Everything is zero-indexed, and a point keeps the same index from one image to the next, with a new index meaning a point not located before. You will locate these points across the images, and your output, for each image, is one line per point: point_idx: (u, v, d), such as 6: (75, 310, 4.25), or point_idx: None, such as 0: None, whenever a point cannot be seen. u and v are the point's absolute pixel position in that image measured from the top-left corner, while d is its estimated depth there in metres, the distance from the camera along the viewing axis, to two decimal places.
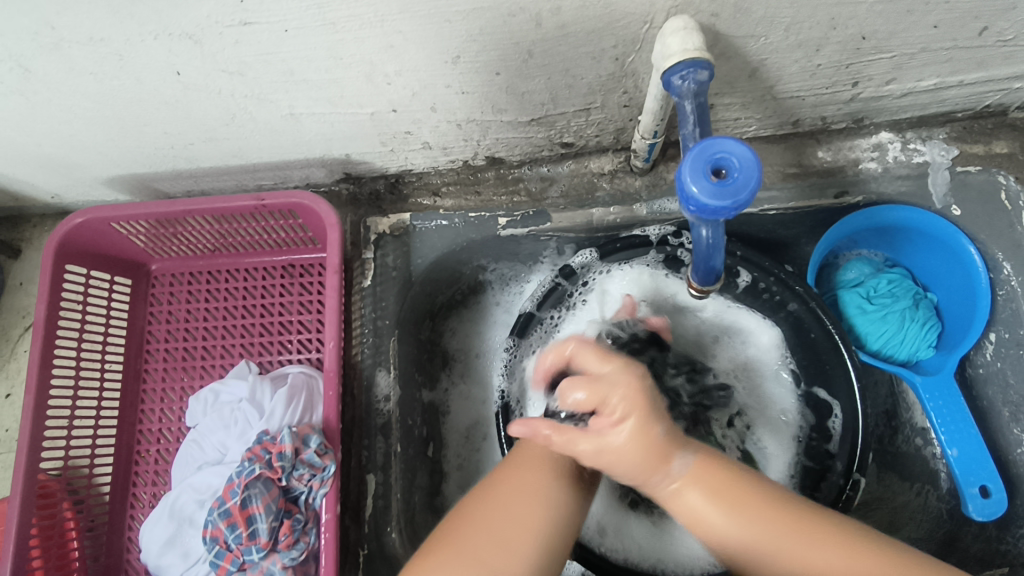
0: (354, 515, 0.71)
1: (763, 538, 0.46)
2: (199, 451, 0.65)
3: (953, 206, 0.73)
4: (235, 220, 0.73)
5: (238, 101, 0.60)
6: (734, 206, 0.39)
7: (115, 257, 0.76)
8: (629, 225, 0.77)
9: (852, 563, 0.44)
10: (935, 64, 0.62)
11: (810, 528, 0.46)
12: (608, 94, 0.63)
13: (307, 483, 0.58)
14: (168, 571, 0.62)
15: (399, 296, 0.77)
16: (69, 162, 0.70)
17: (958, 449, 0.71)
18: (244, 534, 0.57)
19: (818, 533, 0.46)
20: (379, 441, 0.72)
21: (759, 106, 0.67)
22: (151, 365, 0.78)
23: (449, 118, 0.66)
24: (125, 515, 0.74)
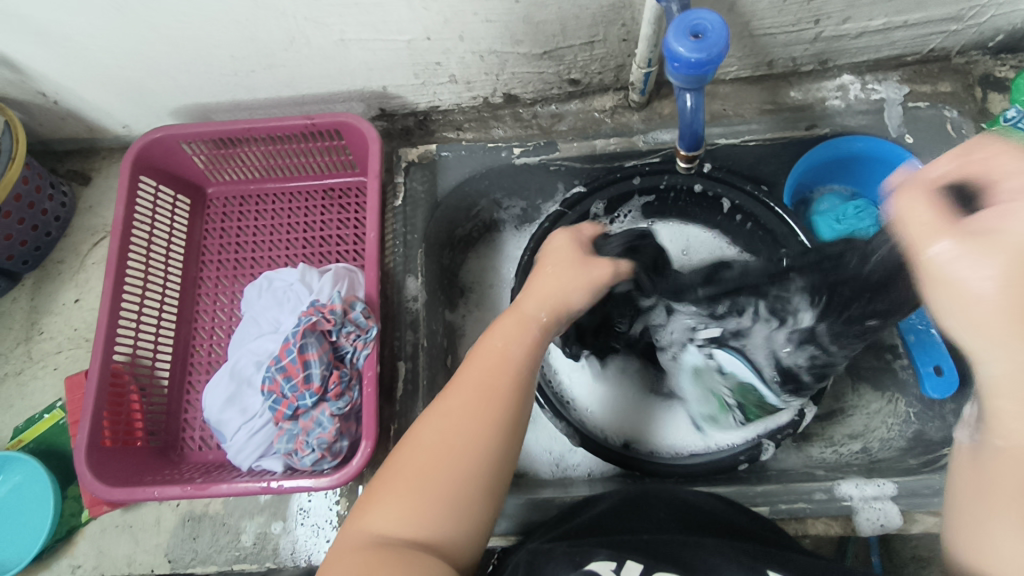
0: (386, 395, 0.80)
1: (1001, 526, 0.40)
2: (257, 326, 0.74)
3: (906, 135, 0.84)
4: (288, 143, 0.84)
5: (300, 23, 0.72)
6: (709, 59, 0.50)
7: (179, 176, 0.87)
8: (628, 156, 0.88)
9: None
10: (882, 2, 0.74)
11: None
12: (609, 26, 0.75)
13: (353, 341, 0.68)
14: (227, 425, 0.71)
15: (426, 215, 0.88)
16: (146, 88, 0.82)
17: (915, 335, 0.80)
18: (299, 381, 0.67)
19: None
20: (409, 333, 0.82)
21: (737, 43, 0.79)
22: (206, 274, 0.88)
23: (474, 48, 0.77)
24: (181, 400, 0.83)
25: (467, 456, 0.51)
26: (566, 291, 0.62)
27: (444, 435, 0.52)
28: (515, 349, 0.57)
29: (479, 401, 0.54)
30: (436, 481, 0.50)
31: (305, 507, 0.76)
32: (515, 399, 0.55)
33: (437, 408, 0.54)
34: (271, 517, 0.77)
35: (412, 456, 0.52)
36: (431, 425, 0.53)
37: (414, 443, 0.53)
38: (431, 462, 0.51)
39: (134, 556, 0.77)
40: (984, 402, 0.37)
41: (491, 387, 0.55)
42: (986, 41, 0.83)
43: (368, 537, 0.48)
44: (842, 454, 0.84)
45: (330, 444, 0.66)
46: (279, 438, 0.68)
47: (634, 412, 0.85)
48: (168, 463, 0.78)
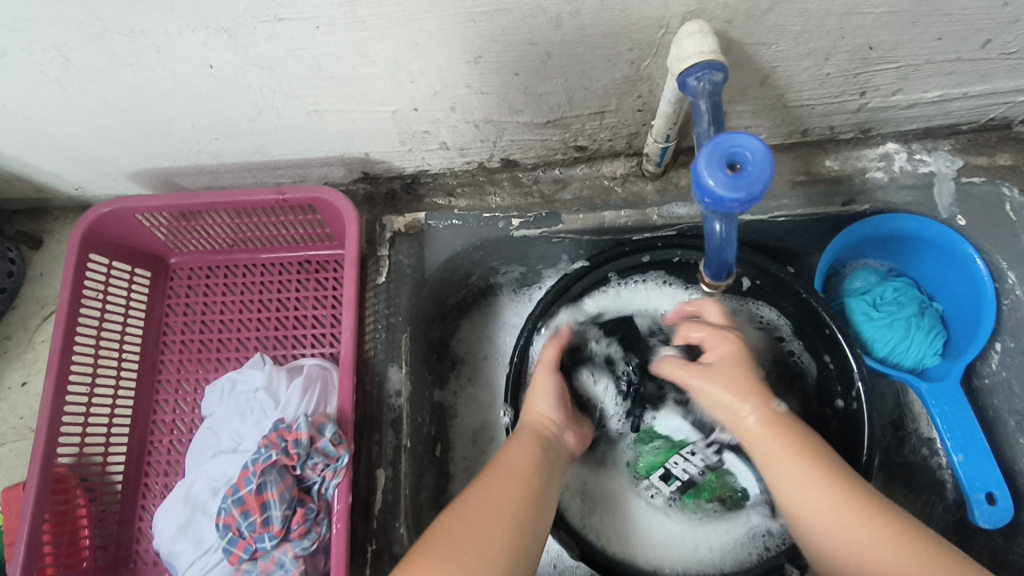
0: (362, 512, 0.71)
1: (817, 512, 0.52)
2: (215, 440, 0.66)
3: (958, 216, 0.74)
4: (256, 215, 0.75)
5: (266, 96, 0.62)
6: (749, 198, 0.40)
7: (136, 248, 0.78)
8: (639, 229, 0.79)
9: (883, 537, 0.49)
10: (942, 75, 0.63)
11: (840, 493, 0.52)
12: (623, 97, 0.65)
13: (321, 472, 0.59)
14: (179, 558, 0.62)
15: (412, 294, 0.78)
16: (96, 154, 0.72)
17: (964, 455, 0.72)
18: (258, 521, 0.58)
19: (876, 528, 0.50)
20: (390, 435, 0.73)
21: (769, 114, 0.69)
22: (166, 357, 0.79)
23: (467, 118, 0.67)
24: (135, 506, 0.74)
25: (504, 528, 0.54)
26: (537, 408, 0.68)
27: (482, 514, 0.54)
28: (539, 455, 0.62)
29: (504, 492, 0.57)
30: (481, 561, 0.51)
31: None
32: (537, 486, 0.59)
33: (470, 494, 0.57)
34: None
35: (449, 533, 0.53)
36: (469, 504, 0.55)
37: (447, 524, 0.54)
38: (475, 535, 0.52)
39: None
40: (794, 459, 0.54)
41: (513, 476, 0.59)
42: None
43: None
44: None
45: None
46: None
47: (622, 514, 0.75)
48: None
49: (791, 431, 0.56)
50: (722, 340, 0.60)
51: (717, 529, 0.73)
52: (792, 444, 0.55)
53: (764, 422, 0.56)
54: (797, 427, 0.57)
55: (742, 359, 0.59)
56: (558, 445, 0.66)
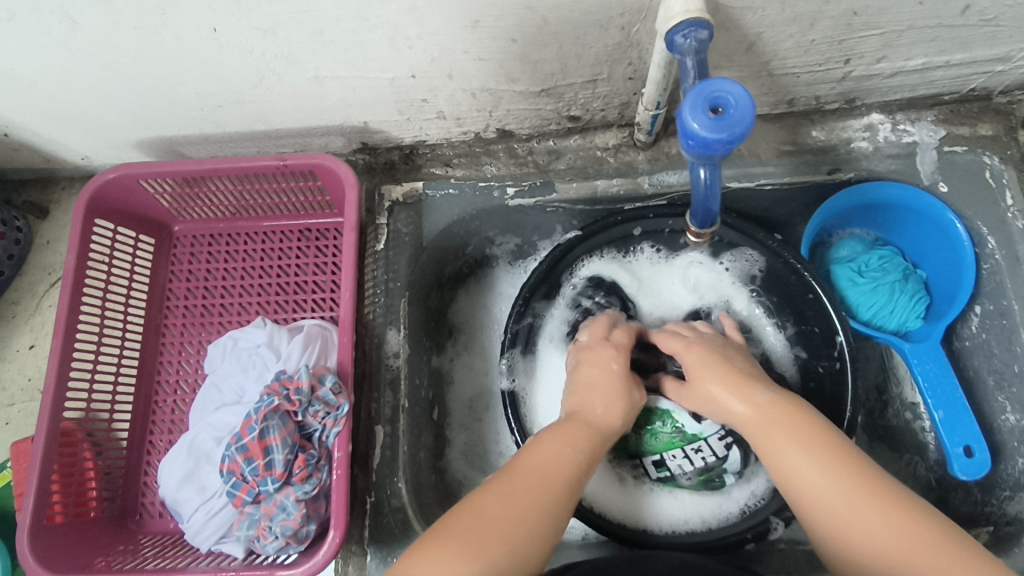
0: (362, 465, 0.74)
1: (822, 502, 0.48)
2: (218, 394, 0.68)
3: (940, 183, 0.76)
4: (259, 182, 0.77)
5: (268, 61, 0.64)
6: (730, 139, 0.43)
7: (141, 215, 0.80)
8: (631, 198, 0.81)
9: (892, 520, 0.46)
10: (922, 43, 0.66)
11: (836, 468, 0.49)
12: (614, 65, 0.67)
13: (321, 419, 0.61)
14: (184, 505, 0.65)
15: (410, 260, 0.80)
16: (102, 122, 0.75)
17: (944, 411, 0.73)
18: (261, 465, 0.60)
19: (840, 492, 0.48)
20: (388, 394, 0.75)
21: (756, 82, 0.71)
22: (170, 321, 0.81)
23: (464, 86, 0.70)
24: (141, 460, 0.77)
25: (531, 527, 0.49)
26: (612, 408, 0.60)
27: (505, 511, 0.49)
28: (574, 453, 0.55)
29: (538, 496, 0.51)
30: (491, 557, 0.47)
31: None
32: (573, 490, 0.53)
33: (488, 487, 0.51)
34: None
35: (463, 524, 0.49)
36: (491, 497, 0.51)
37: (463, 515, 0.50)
38: (488, 526, 0.48)
39: None
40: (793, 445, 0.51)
41: (554, 479, 0.53)
42: None
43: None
44: None
45: (295, 531, 0.60)
46: (240, 523, 0.62)
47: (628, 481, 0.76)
48: (124, 534, 0.72)
49: (790, 415, 0.53)
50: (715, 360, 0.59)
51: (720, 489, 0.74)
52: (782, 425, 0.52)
53: (760, 412, 0.54)
54: (798, 410, 0.54)
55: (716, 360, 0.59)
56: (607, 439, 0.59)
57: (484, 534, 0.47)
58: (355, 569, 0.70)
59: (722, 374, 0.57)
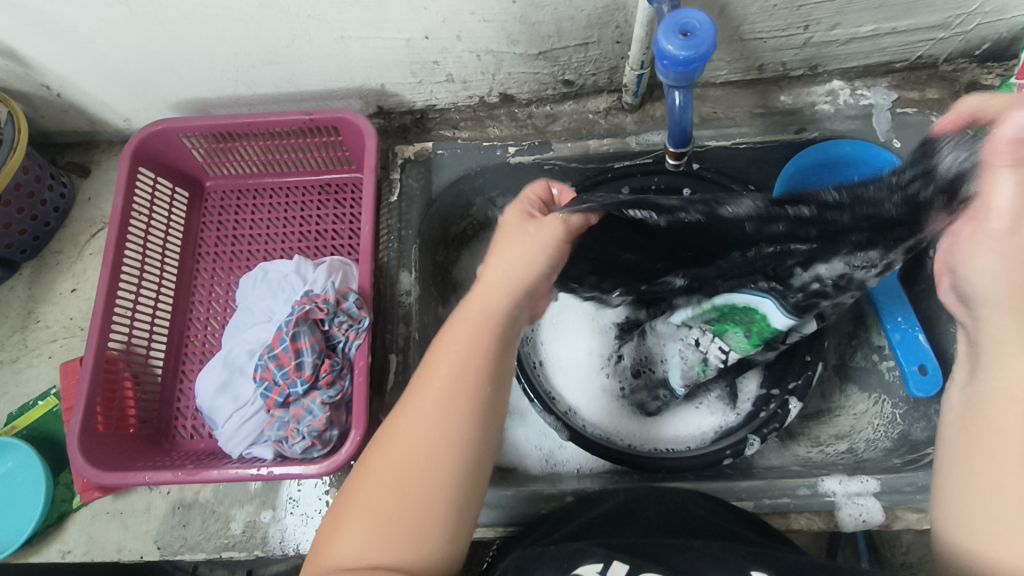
0: (376, 388, 0.81)
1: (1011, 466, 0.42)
2: (250, 316, 0.75)
3: (894, 140, 0.85)
4: (286, 138, 0.86)
5: (301, 20, 0.73)
6: (697, 57, 0.51)
7: (178, 168, 0.88)
8: (620, 157, 0.89)
9: None
10: (870, 10, 0.76)
11: None
12: (603, 28, 0.77)
13: (345, 332, 0.69)
14: (219, 412, 0.72)
15: (421, 211, 0.89)
16: (147, 82, 0.83)
17: (900, 335, 0.81)
18: (291, 369, 0.68)
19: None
20: (401, 326, 0.83)
21: (728, 47, 0.81)
22: (201, 266, 0.89)
23: (471, 48, 0.79)
24: (175, 388, 0.84)
25: (435, 468, 0.48)
26: (506, 272, 0.54)
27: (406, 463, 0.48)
28: (486, 339, 0.52)
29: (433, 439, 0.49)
30: (406, 521, 0.47)
31: (294, 496, 0.77)
32: (473, 403, 0.50)
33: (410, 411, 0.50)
34: (261, 506, 0.77)
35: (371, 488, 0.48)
36: (393, 439, 0.49)
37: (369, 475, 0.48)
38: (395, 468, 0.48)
39: (124, 542, 0.77)
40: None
41: (449, 397, 0.50)
42: (973, 49, 0.85)
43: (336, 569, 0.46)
44: (828, 453, 0.86)
45: (320, 432, 0.66)
46: (270, 425, 0.69)
47: (616, 410, 0.85)
48: (160, 449, 0.79)
49: None
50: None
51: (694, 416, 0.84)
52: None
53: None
54: None
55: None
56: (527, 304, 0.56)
57: (400, 477, 0.48)
58: None
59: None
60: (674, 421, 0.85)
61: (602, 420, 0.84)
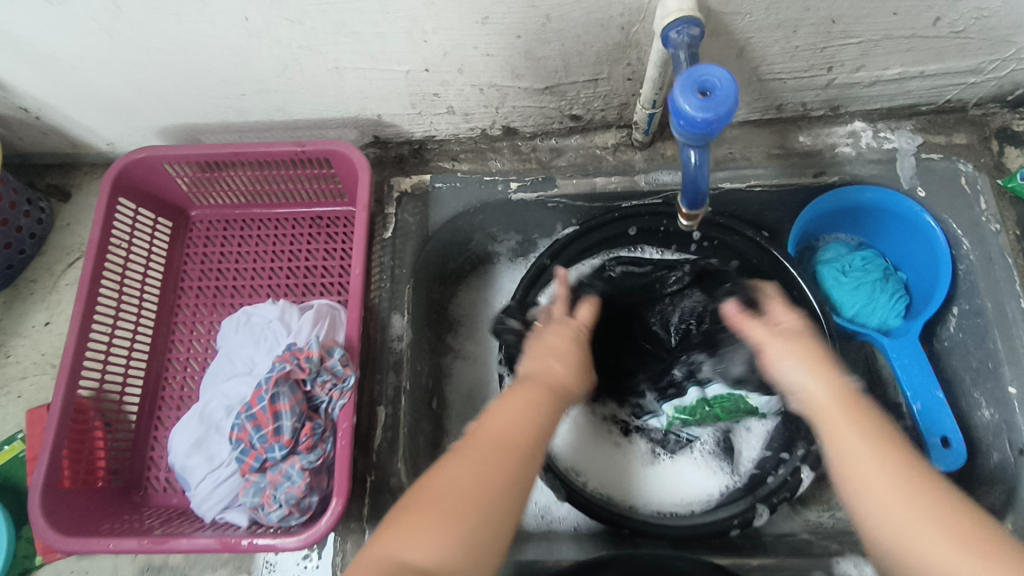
0: (362, 447, 0.75)
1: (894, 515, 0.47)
2: (229, 365, 0.70)
3: (918, 188, 0.81)
4: (275, 169, 0.81)
5: (293, 50, 0.68)
6: (716, 119, 0.47)
7: (161, 197, 0.83)
8: (628, 196, 0.85)
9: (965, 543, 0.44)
10: (899, 53, 0.71)
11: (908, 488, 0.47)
12: (614, 65, 0.72)
13: (328, 391, 0.64)
14: (192, 472, 0.67)
15: (415, 248, 0.84)
16: (129, 107, 0.79)
17: (921, 402, 0.76)
18: (269, 432, 0.63)
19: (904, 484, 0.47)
20: (391, 376, 0.78)
21: (746, 87, 0.76)
22: (183, 301, 0.84)
23: (473, 81, 0.74)
24: (149, 436, 0.79)
25: (495, 500, 0.50)
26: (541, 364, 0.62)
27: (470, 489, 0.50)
28: (535, 413, 0.56)
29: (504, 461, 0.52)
30: (462, 523, 0.48)
31: (271, 560, 0.73)
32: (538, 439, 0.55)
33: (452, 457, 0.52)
34: (234, 570, 0.73)
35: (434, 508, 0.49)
36: (454, 468, 0.51)
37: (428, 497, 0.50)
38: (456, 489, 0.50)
39: None
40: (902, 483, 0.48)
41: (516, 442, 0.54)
42: (1005, 94, 0.80)
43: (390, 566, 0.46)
44: (840, 519, 0.80)
45: (298, 500, 0.62)
46: (245, 490, 0.64)
47: (611, 465, 0.81)
48: (129, 505, 0.75)
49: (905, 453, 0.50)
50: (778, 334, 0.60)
51: (694, 475, 0.80)
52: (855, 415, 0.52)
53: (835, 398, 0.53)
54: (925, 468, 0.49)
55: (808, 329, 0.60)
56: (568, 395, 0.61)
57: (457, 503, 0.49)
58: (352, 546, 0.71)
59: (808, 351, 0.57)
60: (673, 480, 0.80)
61: (598, 474, 0.80)
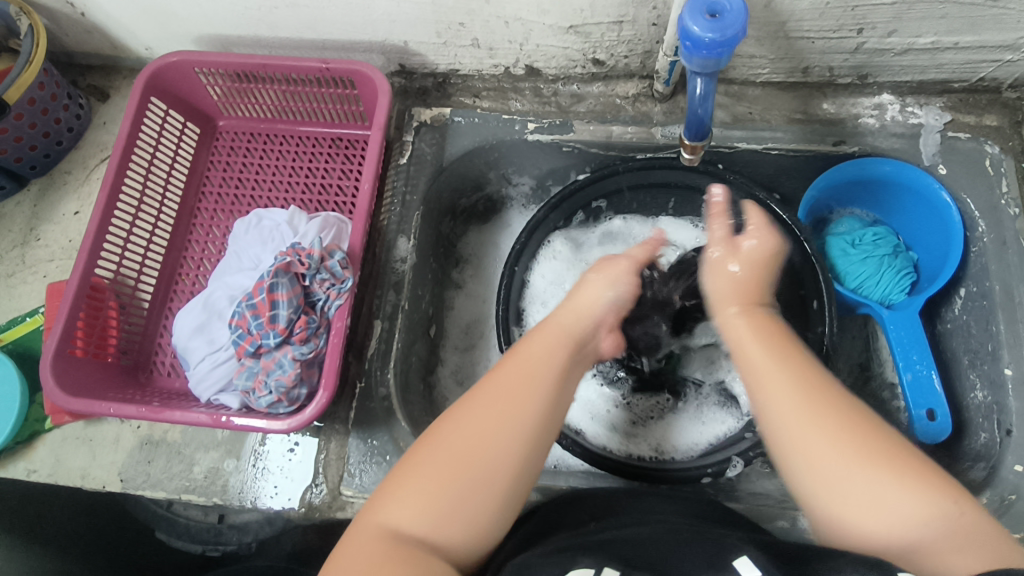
0: (356, 354, 0.79)
1: (828, 460, 0.49)
2: (237, 261, 0.75)
3: (940, 166, 0.79)
4: (302, 86, 0.84)
5: None
6: (724, 42, 0.48)
7: (192, 104, 0.87)
8: (643, 147, 0.85)
9: (884, 471, 0.48)
10: (933, 18, 0.69)
11: (834, 410, 0.51)
12: (640, 7, 0.72)
13: (326, 290, 0.68)
14: (192, 353, 0.72)
15: (429, 177, 0.86)
16: (167, 11, 0.81)
17: (911, 374, 0.77)
18: (266, 320, 0.67)
19: (844, 431, 0.50)
20: (390, 294, 0.80)
21: (772, 44, 0.75)
22: (203, 205, 0.89)
23: (499, 13, 0.75)
24: (159, 323, 0.84)
25: (499, 455, 0.50)
26: (596, 293, 0.63)
27: (484, 422, 0.52)
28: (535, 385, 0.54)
29: (497, 416, 0.52)
30: (459, 482, 0.49)
31: (260, 449, 0.76)
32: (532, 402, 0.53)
33: (465, 407, 0.53)
34: (226, 454, 0.77)
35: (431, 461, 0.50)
36: (454, 422, 0.52)
37: (433, 442, 0.52)
38: (451, 464, 0.50)
39: (89, 469, 0.78)
40: (805, 417, 0.51)
41: (522, 384, 0.54)
42: None
43: (380, 529, 0.48)
44: None
45: (288, 388, 0.66)
46: (240, 373, 0.68)
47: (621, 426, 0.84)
48: (135, 384, 0.80)
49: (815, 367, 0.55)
50: (767, 234, 0.65)
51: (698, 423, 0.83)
52: (775, 349, 0.56)
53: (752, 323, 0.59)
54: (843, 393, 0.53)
55: (769, 260, 0.64)
56: (591, 341, 0.62)
57: (460, 465, 0.50)
58: (335, 446, 0.75)
59: (735, 290, 0.62)
60: (678, 428, 0.83)
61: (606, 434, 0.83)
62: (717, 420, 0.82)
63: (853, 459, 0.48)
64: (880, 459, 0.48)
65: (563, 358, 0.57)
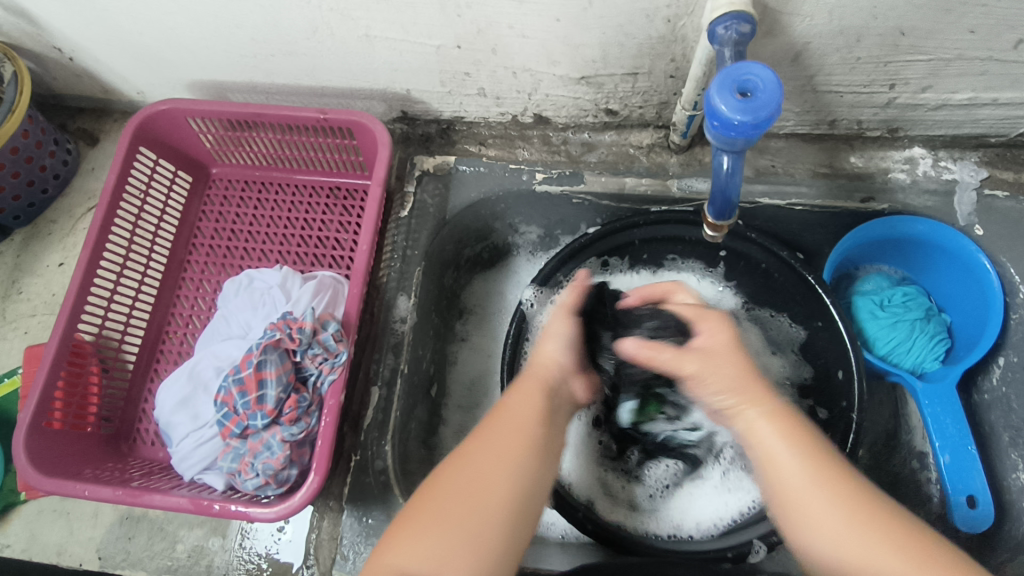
0: (352, 424, 0.74)
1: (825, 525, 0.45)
2: (225, 327, 0.71)
3: (976, 226, 0.74)
4: (299, 135, 0.79)
5: (323, 13, 0.66)
6: (755, 123, 0.43)
7: (184, 152, 0.83)
8: (658, 200, 0.80)
9: (887, 542, 0.44)
10: (972, 74, 0.65)
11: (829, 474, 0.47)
12: (657, 60, 0.67)
13: (318, 364, 0.63)
14: (176, 429, 0.68)
15: (431, 231, 0.81)
16: (158, 57, 0.77)
17: (950, 456, 0.71)
18: (253, 398, 0.63)
19: (839, 499, 0.46)
20: (389, 357, 0.75)
21: (797, 97, 0.71)
22: (193, 258, 0.84)
23: (507, 63, 0.71)
24: (143, 386, 0.79)
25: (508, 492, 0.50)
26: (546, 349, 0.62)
27: (486, 466, 0.50)
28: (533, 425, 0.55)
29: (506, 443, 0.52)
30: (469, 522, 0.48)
31: (247, 527, 0.71)
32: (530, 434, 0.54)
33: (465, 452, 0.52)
34: (210, 532, 0.72)
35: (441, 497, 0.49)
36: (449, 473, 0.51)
37: (437, 486, 0.50)
38: (457, 509, 0.48)
39: (66, 545, 0.73)
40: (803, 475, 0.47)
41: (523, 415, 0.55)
42: None
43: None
44: None
45: (276, 471, 0.61)
46: (224, 455, 0.64)
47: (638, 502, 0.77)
48: (115, 454, 0.75)
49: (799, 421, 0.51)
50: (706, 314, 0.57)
51: (726, 493, 0.75)
52: (775, 412, 0.51)
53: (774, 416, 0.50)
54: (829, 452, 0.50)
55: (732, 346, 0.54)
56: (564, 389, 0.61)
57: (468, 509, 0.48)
58: (328, 525, 0.70)
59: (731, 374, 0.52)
60: (704, 501, 0.75)
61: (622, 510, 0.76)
62: (741, 490, 0.74)
63: (852, 517, 0.45)
64: (869, 505, 0.46)
65: (545, 405, 0.57)
